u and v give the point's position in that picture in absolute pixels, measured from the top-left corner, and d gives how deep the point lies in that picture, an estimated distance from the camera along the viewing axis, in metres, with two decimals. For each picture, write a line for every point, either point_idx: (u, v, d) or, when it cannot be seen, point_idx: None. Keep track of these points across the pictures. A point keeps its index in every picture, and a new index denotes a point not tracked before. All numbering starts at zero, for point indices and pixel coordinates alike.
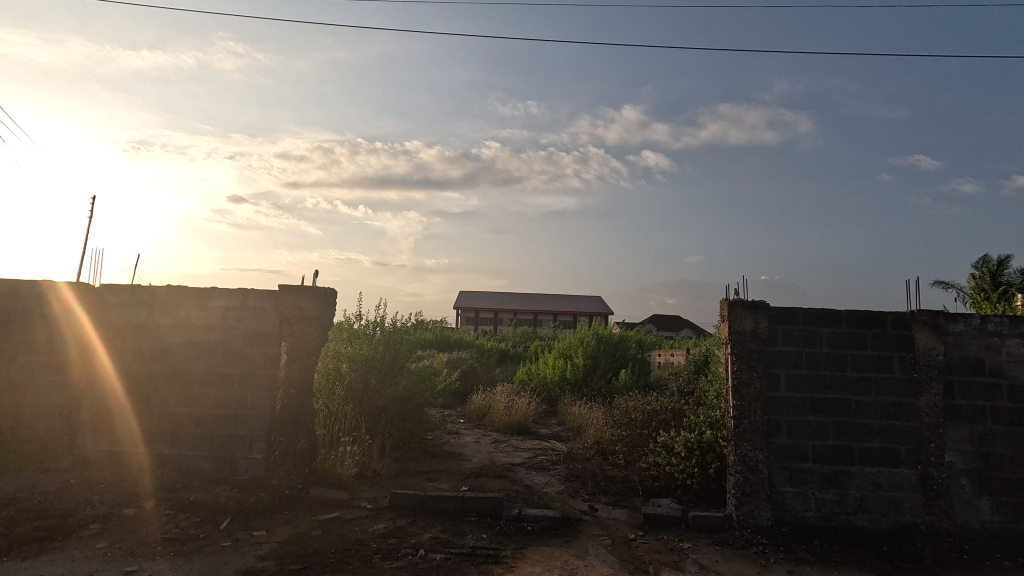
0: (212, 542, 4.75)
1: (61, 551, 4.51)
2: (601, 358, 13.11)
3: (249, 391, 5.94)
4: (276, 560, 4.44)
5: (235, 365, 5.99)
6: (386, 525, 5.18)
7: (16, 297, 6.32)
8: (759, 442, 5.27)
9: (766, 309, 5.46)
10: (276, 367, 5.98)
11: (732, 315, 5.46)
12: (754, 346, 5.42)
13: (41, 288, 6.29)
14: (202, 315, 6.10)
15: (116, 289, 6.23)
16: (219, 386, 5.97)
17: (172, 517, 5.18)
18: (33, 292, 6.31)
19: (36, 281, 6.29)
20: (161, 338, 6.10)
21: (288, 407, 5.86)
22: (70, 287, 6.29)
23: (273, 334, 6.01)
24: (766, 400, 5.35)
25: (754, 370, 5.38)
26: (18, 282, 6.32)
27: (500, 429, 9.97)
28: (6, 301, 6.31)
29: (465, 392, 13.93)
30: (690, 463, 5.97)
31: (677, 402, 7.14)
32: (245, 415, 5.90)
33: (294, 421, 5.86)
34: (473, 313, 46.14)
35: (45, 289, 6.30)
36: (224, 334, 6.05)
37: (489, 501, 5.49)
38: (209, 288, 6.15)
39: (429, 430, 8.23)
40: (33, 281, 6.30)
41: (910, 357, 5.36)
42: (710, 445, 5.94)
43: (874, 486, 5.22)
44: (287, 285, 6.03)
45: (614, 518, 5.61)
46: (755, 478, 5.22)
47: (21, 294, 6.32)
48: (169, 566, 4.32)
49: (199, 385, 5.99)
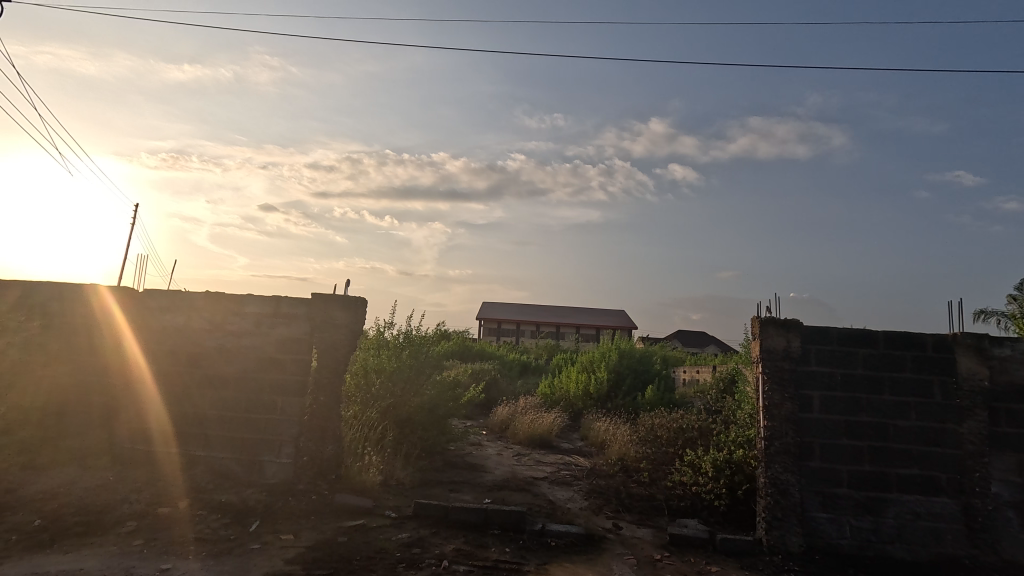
0: (242, 543, 4.86)
1: (100, 546, 4.67)
2: (625, 374, 12.99)
3: (280, 396, 6.09)
4: (303, 564, 4.51)
5: (267, 371, 6.16)
6: (410, 535, 5.20)
7: (63, 299, 6.63)
8: (790, 465, 5.12)
9: (798, 327, 5.34)
10: (306, 374, 6.13)
11: (764, 333, 5.35)
12: (785, 365, 5.29)
13: (87, 292, 6.61)
14: (237, 321, 6.29)
15: (157, 294, 6.48)
16: (251, 390, 6.14)
17: (204, 517, 5.31)
18: (79, 296, 6.62)
19: (82, 285, 6.61)
20: (197, 343, 6.31)
21: (317, 413, 5.99)
22: (113, 291, 6.58)
23: (304, 341, 6.17)
24: (797, 421, 5.21)
25: (785, 391, 5.24)
26: (65, 285, 6.64)
27: (522, 441, 9.94)
28: (53, 304, 6.63)
29: (487, 404, 13.95)
30: (718, 483, 5.84)
31: (704, 421, 7.01)
32: (275, 420, 6.05)
33: (322, 427, 5.98)
34: (495, 324, 46.24)
35: (90, 294, 6.60)
36: (258, 340, 6.23)
37: (512, 515, 5.47)
38: (244, 294, 6.35)
39: (451, 440, 8.29)
40: (80, 285, 6.61)
41: (952, 382, 5.16)
42: (738, 466, 5.82)
43: (913, 515, 5.02)
44: (318, 293, 6.19)
45: (639, 537, 5.52)
46: (787, 502, 5.06)
47: (67, 296, 6.63)
48: (202, 565, 4.43)
49: (233, 389, 6.17)
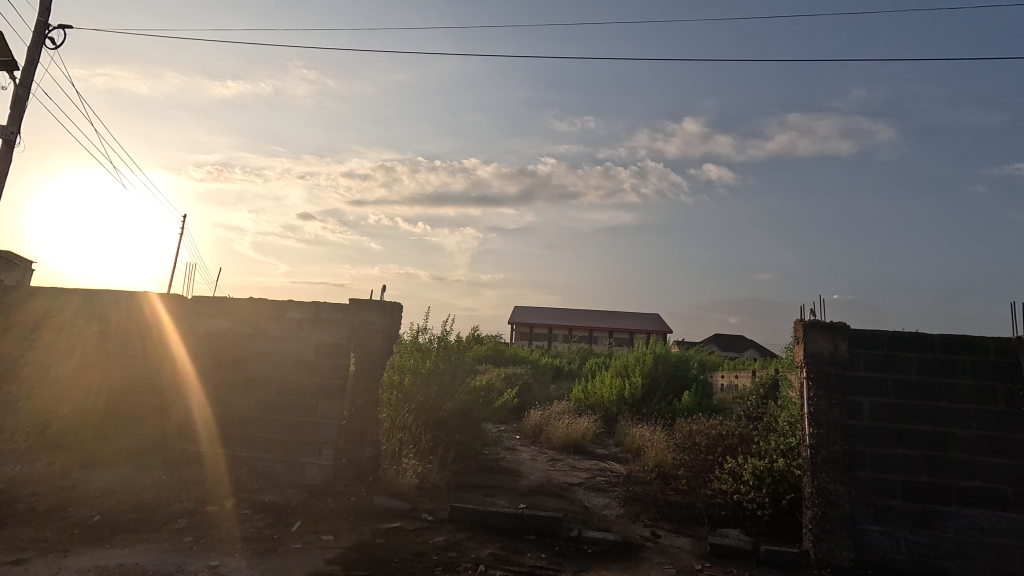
0: (284, 543, 4.99)
1: (154, 542, 4.89)
2: (661, 378, 12.75)
3: (320, 399, 6.25)
4: (342, 564, 4.60)
5: (307, 374, 6.33)
6: (446, 538, 5.24)
7: (120, 307, 6.99)
8: (838, 474, 4.90)
9: (845, 331, 5.11)
10: (345, 377, 6.27)
11: (808, 337, 5.14)
12: (831, 371, 5.07)
13: (142, 299, 6.94)
14: (279, 326, 6.50)
15: (204, 300, 6.76)
16: (293, 393, 6.32)
17: (250, 516, 5.49)
18: (135, 303, 6.96)
19: (137, 292, 6.95)
20: (242, 347, 6.55)
21: (355, 416, 6.13)
22: (165, 298, 6.89)
23: (342, 345, 6.32)
24: (846, 429, 4.98)
25: (832, 398, 5.02)
26: (122, 293, 7.00)
27: (556, 447, 9.87)
28: (110, 310, 6.99)
29: (520, 408, 13.94)
30: (760, 493, 5.64)
31: (745, 428, 6.79)
32: (316, 423, 6.21)
33: (360, 430, 6.11)
34: (527, 328, 46.23)
35: (143, 301, 6.93)
36: (298, 344, 6.42)
37: (548, 521, 5.43)
38: (285, 300, 6.56)
39: (486, 445, 8.31)
40: (135, 293, 6.96)
41: (1017, 389, 4.84)
42: (782, 474, 5.61)
43: (975, 530, 4.71)
44: (356, 298, 6.34)
45: (678, 546, 5.39)
46: (835, 513, 4.84)
47: (124, 303, 6.99)
48: (247, 563, 4.58)
49: (275, 392, 6.36)
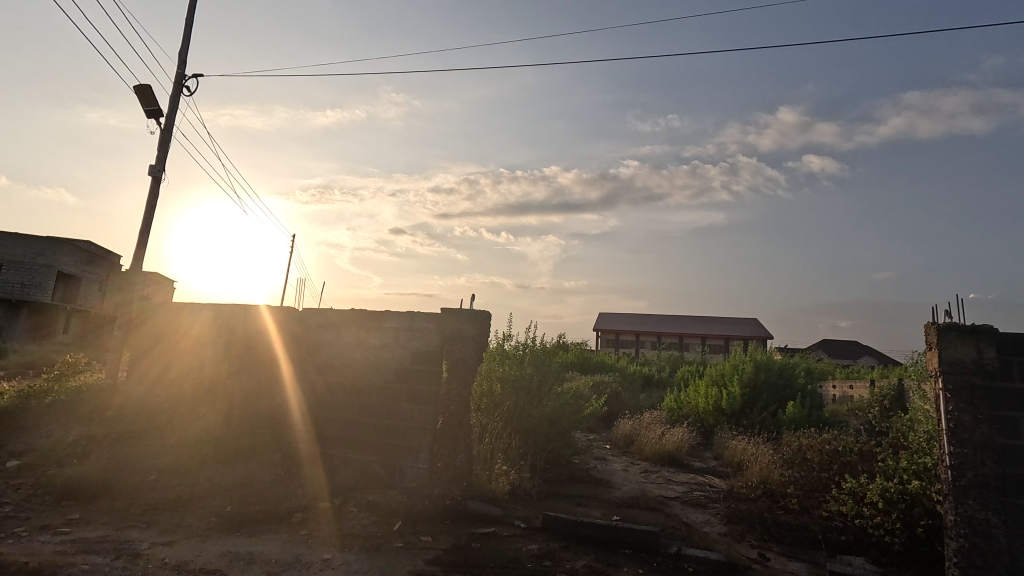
0: (388, 541, 5.27)
1: (276, 533, 5.37)
2: (762, 388, 11.87)
3: (416, 405, 6.54)
4: (441, 566, 4.75)
5: (404, 381, 6.66)
6: (540, 546, 5.23)
7: (244, 318, 7.76)
8: (991, 501, 4.23)
9: (991, 335, 4.44)
10: (439, 384, 6.52)
11: (944, 342, 4.53)
12: (976, 381, 4.42)
13: (261, 311, 7.66)
14: (378, 335, 6.91)
15: (312, 312, 7.35)
16: (392, 399, 6.67)
17: (356, 514, 5.86)
18: (256, 315, 7.70)
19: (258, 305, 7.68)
20: (346, 355, 7.04)
21: (450, 422, 6.34)
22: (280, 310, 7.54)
23: (436, 353, 6.59)
24: (998, 449, 4.30)
25: (978, 412, 4.37)
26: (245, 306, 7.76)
27: (649, 458, 9.52)
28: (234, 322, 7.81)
29: (609, 417, 13.64)
30: (889, 518, 5.03)
31: (866, 444, 6.11)
32: (413, 428, 6.50)
33: (454, 435, 6.32)
34: (614, 335, 45.26)
35: (263, 313, 7.65)
36: (396, 352, 6.78)
37: (645, 535, 5.23)
38: (383, 311, 6.96)
39: (576, 454, 8.20)
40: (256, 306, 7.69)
41: None
42: (916, 498, 4.96)
43: None
44: (448, 308, 6.61)
45: (791, 572, 4.94)
46: (988, 547, 4.18)
47: (247, 315, 7.74)
48: (356, 558, 4.89)
49: (376, 397, 6.76)
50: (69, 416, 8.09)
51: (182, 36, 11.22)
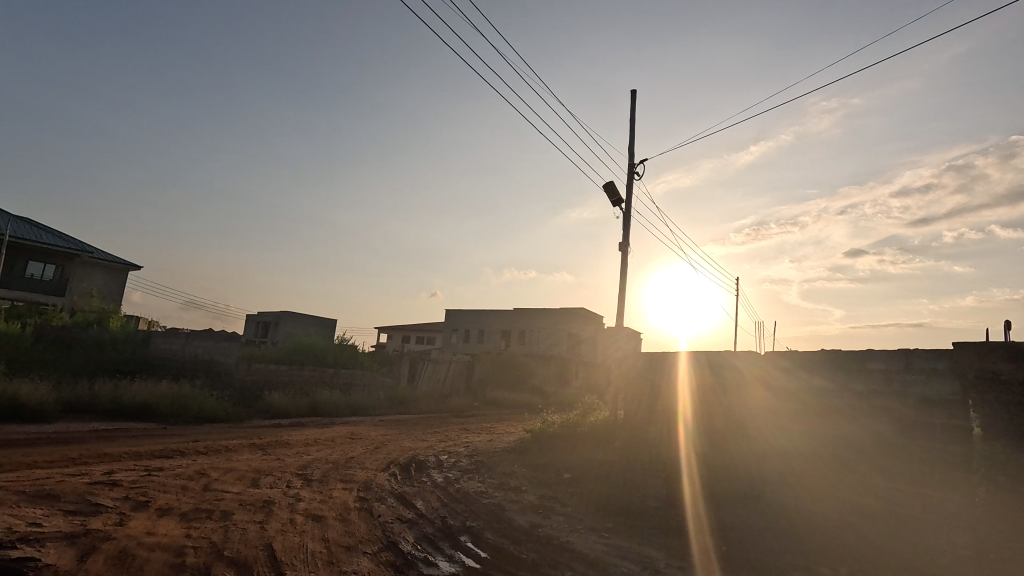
0: None
1: None
2: None
3: (933, 470, 5.90)
4: None
5: (909, 437, 6.20)
6: None
7: (722, 372, 8.62)
8: None
9: None
10: (967, 444, 5.74)
11: None
12: None
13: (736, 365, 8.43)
14: (863, 378, 6.94)
15: (780, 357, 7.91)
16: (898, 459, 6.19)
17: None
18: (732, 369, 8.47)
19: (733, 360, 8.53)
20: (831, 404, 7.06)
21: (995, 496, 5.22)
22: (751, 361, 8.25)
23: (955, 403, 6.09)
24: None
25: None
26: (722, 360, 8.68)
27: None
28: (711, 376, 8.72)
29: None
30: None
31: None
32: (932, 498, 5.76)
33: (1011, 516, 5.07)
34: None
35: (737, 366, 8.39)
36: (893, 402, 6.50)
37: None
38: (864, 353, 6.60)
39: None
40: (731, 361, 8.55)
41: None
42: None
43: None
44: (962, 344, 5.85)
45: None
46: None
47: (725, 370, 8.59)
48: None
49: (875, 454, 6.38)
50: (594, 446, 10.62)
51: (629, 134, 13.81)
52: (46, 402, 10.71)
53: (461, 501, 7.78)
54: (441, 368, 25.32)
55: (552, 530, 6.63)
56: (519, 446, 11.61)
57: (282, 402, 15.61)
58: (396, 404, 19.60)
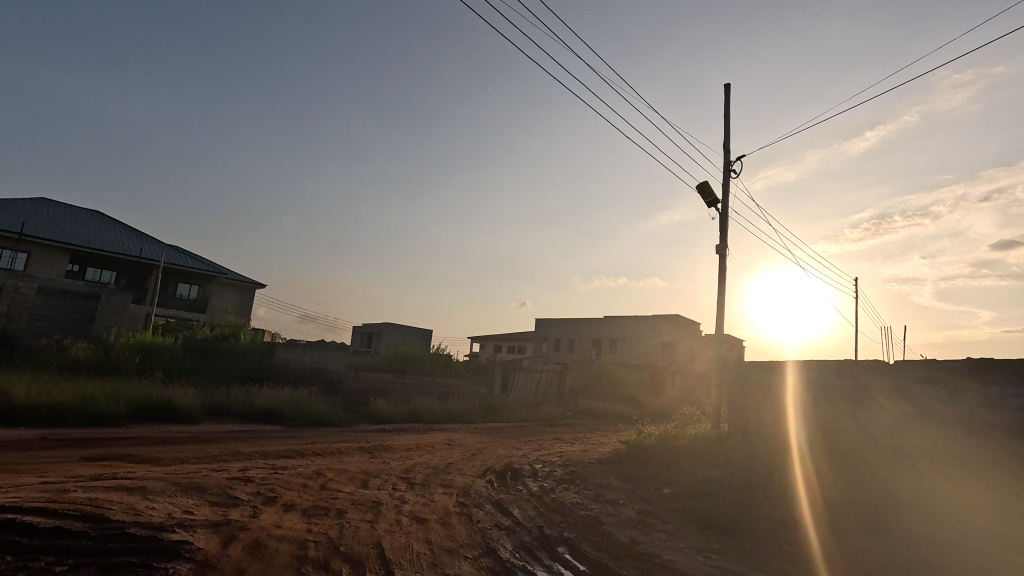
0: None
1: None
2: None
3: None
4: None
5: None
6: None
7: (839, 384, 8.19)
8: None
9: None
10: None
11: None
12: None
13: (855, 376, 8.09)
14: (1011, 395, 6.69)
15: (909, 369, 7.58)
16: None
17: None
18: (850, 380, 8.12)
19: (856, 374, 8.05)
20: (968, 420, 6.83)
21: None
22: (875, 373, 7.90)
23: None
24: None
25: None
26: (840, 371, 8.29)
27: None
28: (831, 389, 8.27)
29: None
30: None
31: None
32: None
33: None
34: None
35: (857, 377, 8.06)
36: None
37: None
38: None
39: None
40: (853, 374, 8.08)
41: None
42: None
43: None
44: None
45: None
46: None
47: (845, 384, 8.11)
48: None
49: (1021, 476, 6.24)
50: (695, 460, 10.09)
51: (724, 131, 13.09)
52: (193, 405, 12.29)
53: (558, 512, 7.74)
54: (533, 377, 25.50)
55: (653, 547, 6.37)
56: (613, 457, 11.35)
57: (386, 408, 16.59)
58: (489, 412, 20.06)
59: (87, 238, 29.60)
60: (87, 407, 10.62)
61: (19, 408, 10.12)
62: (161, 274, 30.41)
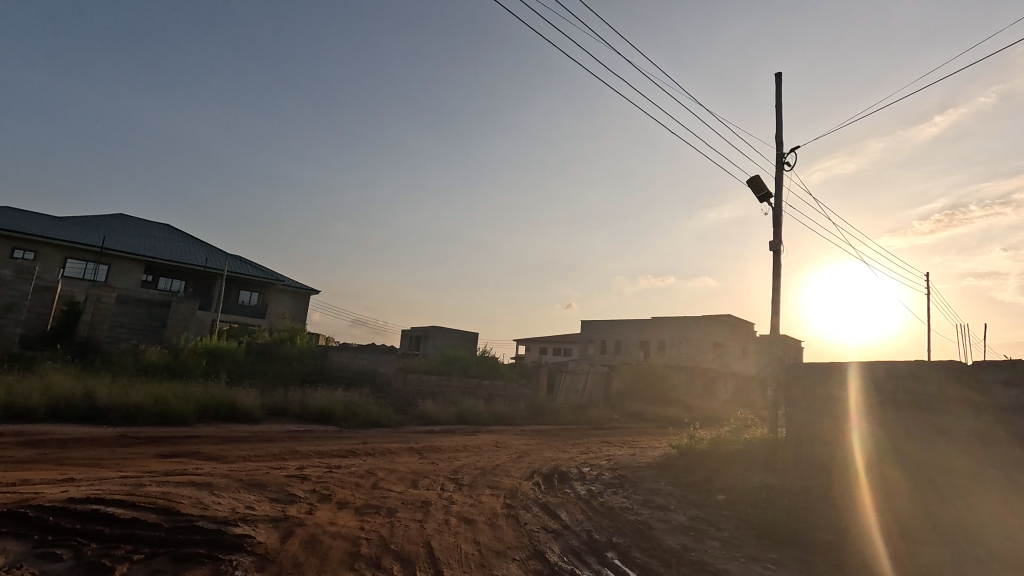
0: None
1: None
2: None
3: None
4: None
5: None
6: None
7: (907, 389, 7.70)
8: None
9: None
10: None
11: None
12: None
13: (928, 380, 7.56)
14: None
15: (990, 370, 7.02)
16: None
17: None
18: (920, 385, 7.60)
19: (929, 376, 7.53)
20: None
21: None
22: (951, 376, 7.36)
23: None
24: None
25: None
26: (910, 375, 7.76)
27: None
28: (899, 395, 7.79)
29: None
30: None
31: None
32: None
33: None
34: None
35: (929, 381, 7.53)
36: None
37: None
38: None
39: None
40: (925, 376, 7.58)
41: None
42: None
43: None
44: None
45: None
46: None
47: (914, 389, 7.63)
48: None
49: None
50: (750, 466, 9.67)
51: (775, 122, 12.53)
52: (253, 406, 12.95)
53: (606, 516, 7.61)
54: (579, 380, 25.27)
55: (706, 555, 6.15)
56: (663, 462, 11.05)
57: (434, 410, 16.88)
58: (536, 415, 20.03)
59: (159, 250, 31.82)
60: (160, 407, 11.39)
61: (101, 408, 10.98)
62: (224, 282, 32.28)
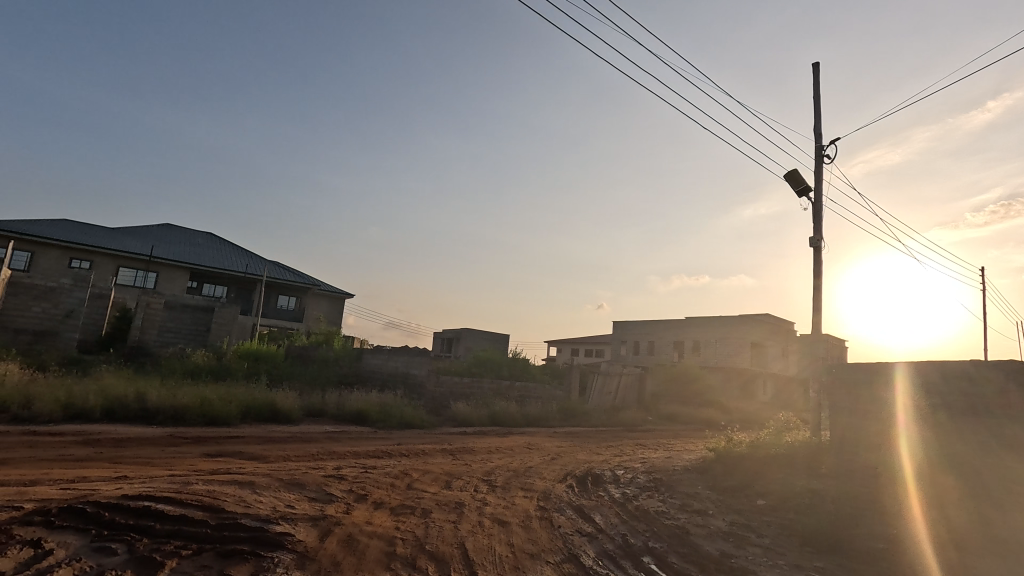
0: None
1: None
2: None
3: None
4: None
5: None
6: None
7: (962, 395, 7.42)
8: None
9: None
10: None
11: None
12: None
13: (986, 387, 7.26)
14: None
15: None
16: None
17: None
18: (977, 392, 7.32)
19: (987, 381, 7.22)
20: None
21: None
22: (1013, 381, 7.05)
23: None
24: None
25: None
26: (967, 379, 7.45)
27: None
28: (953, 400, 7.47)
29: None
30: None
31: None
32: None
33: None
34: None
35: (988, 387, 7.25)
36: None
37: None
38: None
39: None
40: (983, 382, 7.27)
41: None
42: None
43: None
44: None
45: None
46: None
47: (969, 394, 7.36)
48: None
49: None
50: (792, 470, 9.34)
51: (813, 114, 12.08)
52: (293, 407, 13.31)
53: (642, 520, 7.49)
54: (611, 381, 24.98)
55: (747, 562, 5.97)
56: (700, 465, 10.80)
57: (466, 412, 16.98)
58: (568, 417, 19.93)
59: (204, 258, 33.16)
60: (205, 408, 11.85)
61: (152, 409, 11.51)
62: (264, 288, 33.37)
